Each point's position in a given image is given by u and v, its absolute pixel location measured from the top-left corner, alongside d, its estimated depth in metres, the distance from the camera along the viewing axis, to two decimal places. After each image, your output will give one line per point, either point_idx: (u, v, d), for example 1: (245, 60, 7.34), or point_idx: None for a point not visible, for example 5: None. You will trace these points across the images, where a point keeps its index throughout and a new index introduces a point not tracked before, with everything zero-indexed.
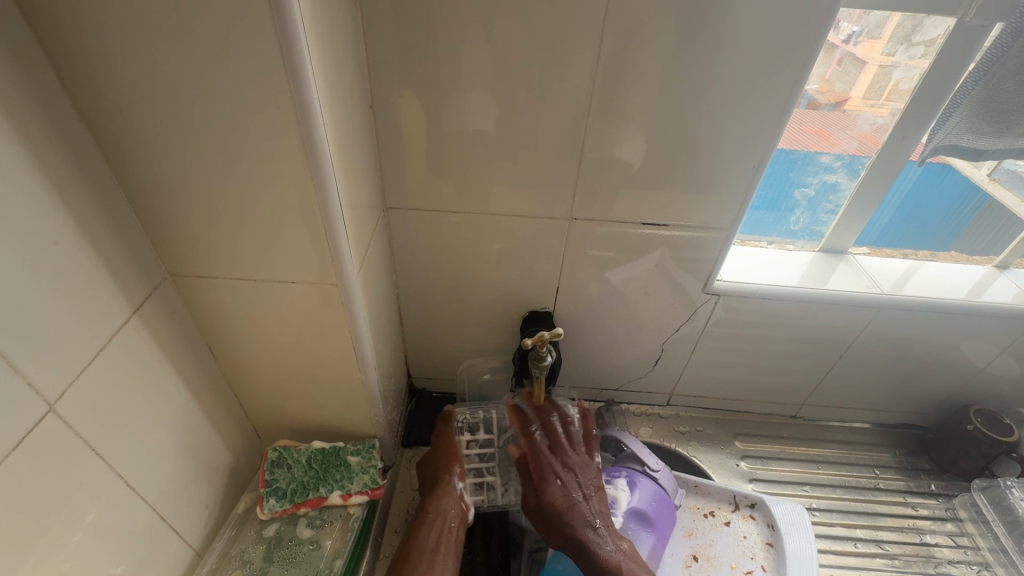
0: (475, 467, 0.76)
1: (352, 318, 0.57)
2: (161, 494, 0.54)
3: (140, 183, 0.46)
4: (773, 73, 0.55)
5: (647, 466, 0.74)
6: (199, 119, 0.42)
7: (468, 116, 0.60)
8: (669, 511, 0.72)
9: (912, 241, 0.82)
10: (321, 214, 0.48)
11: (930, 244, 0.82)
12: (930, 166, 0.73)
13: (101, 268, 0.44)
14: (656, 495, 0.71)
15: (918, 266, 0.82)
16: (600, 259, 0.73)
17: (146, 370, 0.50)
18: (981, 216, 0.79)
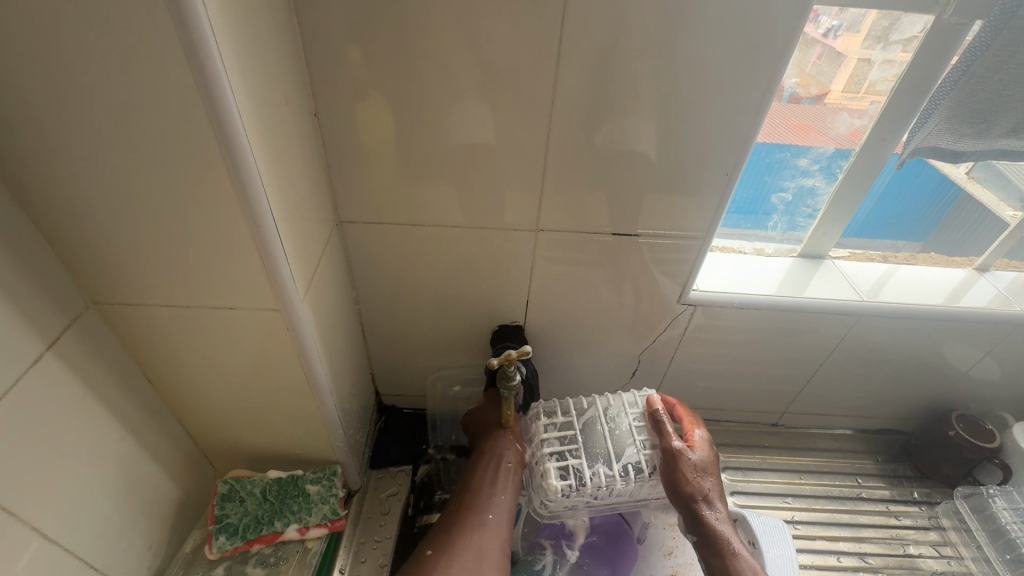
0: (554, 451, 0.65)
1: (302, 342, 0.53)
2: (93, 541, 0.49)
3: (52, 207, 0.41)
4: (745, 75, 0.52)
5: None
6: (107, 134, 0.37)
7: (424, 123, 0.56)
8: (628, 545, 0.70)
9: (889, 236, 0.80)
10: (256, 234, 0.43)
11: (911, 242, 0.81)
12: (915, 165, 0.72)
13: (4, 302, 0.39)
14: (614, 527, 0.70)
15: (894, 269, 0.80)
16: (572, 270, 0.70)
17: (68, 409, 0.46)
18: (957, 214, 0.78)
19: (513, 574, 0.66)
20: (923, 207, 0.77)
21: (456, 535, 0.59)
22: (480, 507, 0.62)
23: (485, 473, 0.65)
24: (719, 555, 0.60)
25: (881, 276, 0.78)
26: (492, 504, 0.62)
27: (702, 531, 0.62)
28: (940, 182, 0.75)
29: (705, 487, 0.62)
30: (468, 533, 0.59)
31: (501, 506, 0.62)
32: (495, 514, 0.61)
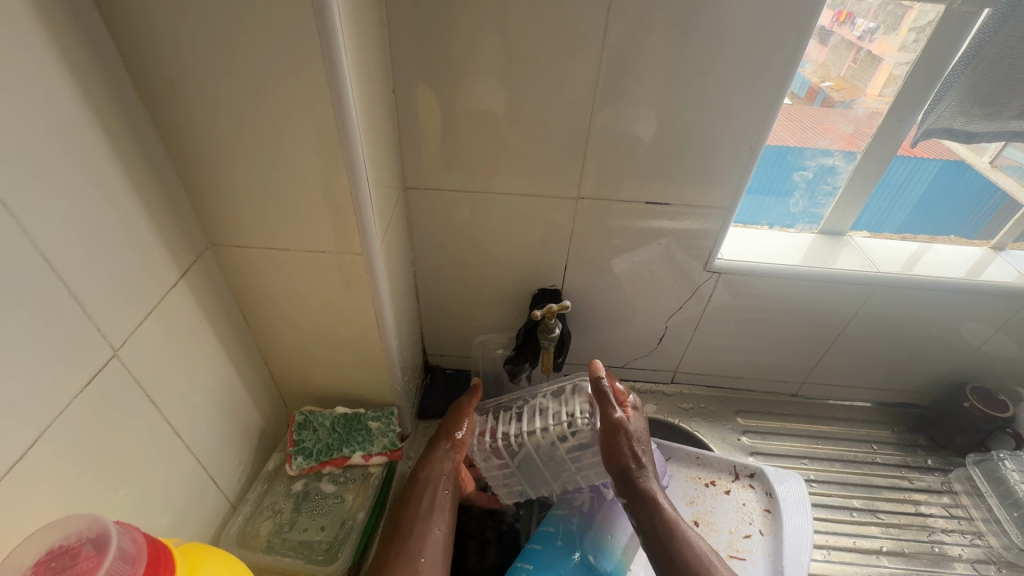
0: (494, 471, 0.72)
1: (374, 286, 0.62)
2: (202, 445, 0.59)
3: (191, 159, 0.51)
4: (768, 58, 0.59)
5: None
6: (243, 98, 0.47)
7: (483, 101, 0.64)
8: None
9: (933, 231, 0.86)
10: (349, 186, 0.52)
11: (954, 233, 0.86)
12: (927, 162, 0.78)
13: (154, 234, 0.49)
14: None
15: (925, 249, 0.85)
16: (607, 238, 0.77)
17: (190, 330, 0.55)
18: (987, 199, 0.83)
19: (554, 510, 0.70)
20: (942, 196, 0.82)
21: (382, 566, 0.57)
22: (407, 544, 0.59)
23: (416, 504, 0.64)
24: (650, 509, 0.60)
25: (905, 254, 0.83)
26: (420, 537, 0.60)
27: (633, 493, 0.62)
28: (959, 175, 0.80)
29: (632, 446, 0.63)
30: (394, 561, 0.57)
31: (432, 530, 0.61)
32: (428, 557, 0.58)
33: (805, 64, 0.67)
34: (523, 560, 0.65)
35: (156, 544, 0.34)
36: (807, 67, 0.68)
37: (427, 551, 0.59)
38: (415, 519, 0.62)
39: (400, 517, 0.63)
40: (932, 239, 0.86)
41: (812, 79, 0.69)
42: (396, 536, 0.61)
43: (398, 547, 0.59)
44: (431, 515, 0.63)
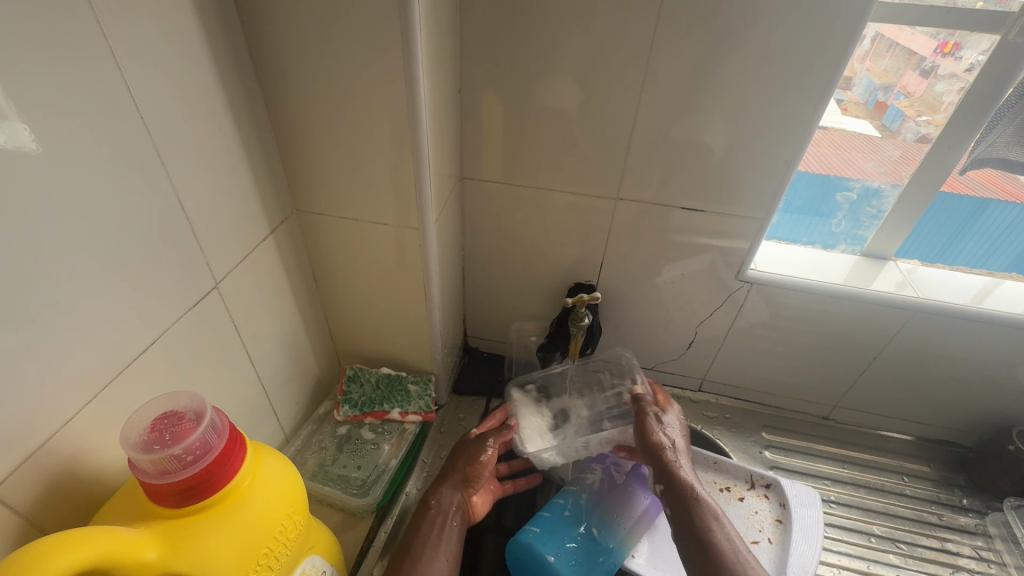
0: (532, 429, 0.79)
1: (425, 259, 0.70)
2: (271, 379, 0.69)
3: (290, 135, 0.61)
4: (806, 75, 0.63)
5: None
6: (334, 84, 0.56)
7: (537, 102, 0.71)
8: None
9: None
10: (413, 166, 0.60)
11: None
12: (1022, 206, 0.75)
13: (254, 192, 0.60)
14: None
15: (997, 283, 0.83)
16: (643, 241, 0.81)
17: (272, 278, 0.66)
18: None
19: (567, 486, 0.75)
20: None
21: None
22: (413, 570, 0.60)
23: (426, 529, 0.65)
24: (686, 502, 0.63)
25: (961, 284, 0.82)
26: (426, 564, 0.61)
27: (670, 480, 0.65)
28: None
29: (665, 440, 0.68)
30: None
31: (437, 561, 0.62)
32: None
33: (901, 96, 0.71)
34: (531, 523, 0.70)
35: (236, 427, 0.42)
36: (902, 99, 0.71)
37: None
38: (423, 545, 0.63)
39: (408, 541, 0.64)
40: (1008, 273, 0.83)
41: (908, 111, 0.71)
42: (405, 558, 0.62)
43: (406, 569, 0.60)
44: (435, 544, 0.64)
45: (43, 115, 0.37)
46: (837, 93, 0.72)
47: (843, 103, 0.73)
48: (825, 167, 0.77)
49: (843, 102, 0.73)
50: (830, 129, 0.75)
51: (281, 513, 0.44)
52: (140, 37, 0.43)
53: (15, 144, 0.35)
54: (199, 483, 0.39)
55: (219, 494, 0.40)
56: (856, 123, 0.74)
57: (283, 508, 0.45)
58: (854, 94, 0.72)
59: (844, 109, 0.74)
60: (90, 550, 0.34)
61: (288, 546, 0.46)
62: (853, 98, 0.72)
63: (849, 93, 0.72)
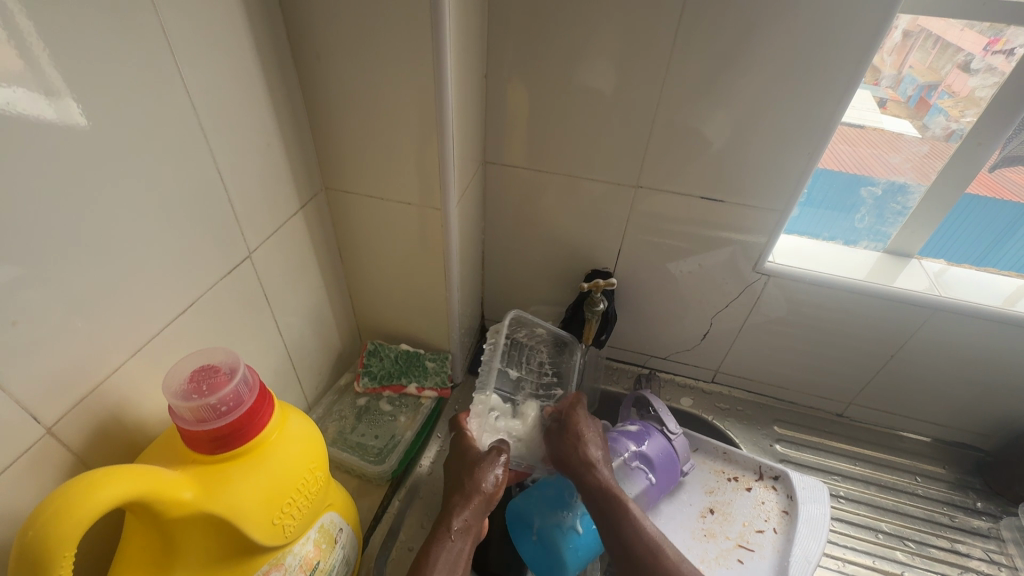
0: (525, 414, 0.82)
1: (446, 240, 0.72)
2: (296, 349, 0.72)
3: (321, 115, 0.64)
4: (833, 66, 0.62)
5: (665, 427, 0.79)
6: (365, 67, 0.58)
7: (561, 89, 0.72)
8: (673, 468, 0.78)
9: None
10: (438, 147, 0.62)
11: None
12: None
13: (286, 168, 0.62)
14: (663, 451, 0.77)
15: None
16: (660, 231, 0.82)
17: (300, 252, 0.69)
18: None
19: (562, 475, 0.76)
20: None
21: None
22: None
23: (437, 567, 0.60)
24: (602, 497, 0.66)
25: (995, 287, 0.79)
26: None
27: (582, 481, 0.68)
28: None
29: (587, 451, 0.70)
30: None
31: None
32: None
33: (945, 95, 0.70)
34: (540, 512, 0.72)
35: (266, 384, 0.45)
36: (946, 98, 0.70)
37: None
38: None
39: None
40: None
41: (952, 111, 0.70)
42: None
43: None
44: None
45: (98, 86, 0.40)
46: (878, 90, 0.73)
47: (882, 101, 0.74)
48: (858, 164, 0.77)
49: (883, 101, 0.74)
50: (868, 127, 0.75)
51: (304, 467, 0.47)
52: (186, 16, 0.46)
53: (64, 121, 0.38)
54: (231, 433, 0.42)
55: (248, 444, 0.43)
56: (895, 122, 0.74)
57: (306, 463, 0.48)
58: (894, 92, 0.73)
59: (884, 108, 0.74)
60: (134, 483, 0.37)
61: (310, 499, 0.49)
62: (893, 95, 0.73)
63: (890, 90, 0.73)
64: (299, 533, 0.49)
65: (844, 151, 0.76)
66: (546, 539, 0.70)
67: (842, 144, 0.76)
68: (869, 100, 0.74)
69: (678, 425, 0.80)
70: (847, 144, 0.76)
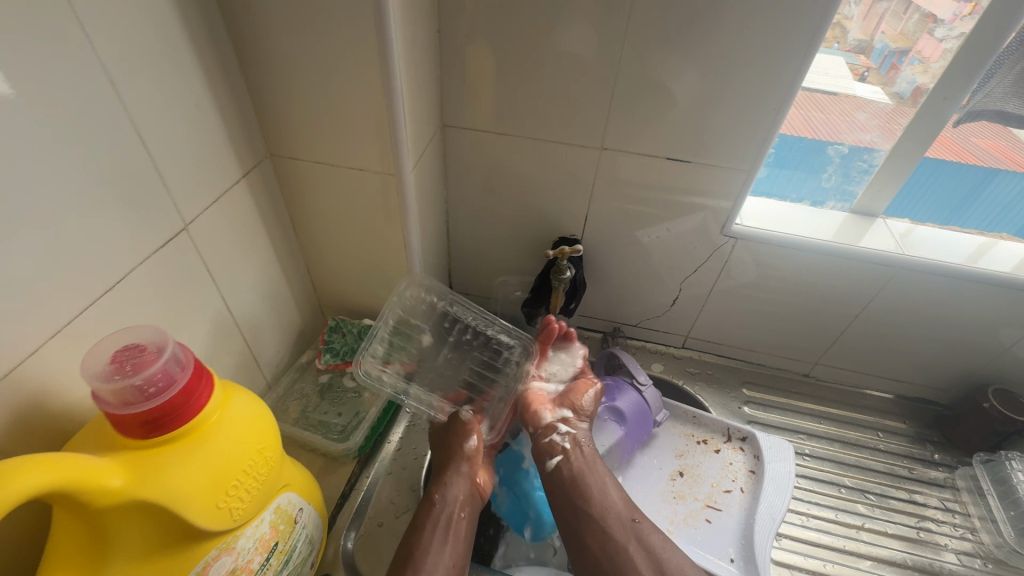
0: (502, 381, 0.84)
1: (404, 208, 0.68)
2: (249, 327, 0.69)
3: (258, 73, 0.59)
4: (800, 17, 0.60)
5: (637, 379, 0.83)
6: (301, 18, 0.53)
7: (519, 44, 0.68)
8: (647, 419, 0.81)
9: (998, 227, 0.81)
10: (388, 107, 0.58)
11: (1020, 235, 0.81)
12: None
13: (221, 133, 0.58)
14: (637, 404, 0.80)
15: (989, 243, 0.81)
16: (626, 195, 0.80)
17: (246, 224, 0.64)
18: None
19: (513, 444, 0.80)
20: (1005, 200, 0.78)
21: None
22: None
23: (430, 530, 0.63)
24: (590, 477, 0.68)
25: (955, 244, 0.80)
26: (431, 568, 0.59)
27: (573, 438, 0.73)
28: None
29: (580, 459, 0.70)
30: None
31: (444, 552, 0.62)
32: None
33: (916, 61, 0.68)
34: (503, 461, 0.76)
35: (201, 361, 0.42)
36: (917, 65, 0.68)
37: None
38: (426, 548, 0.61)
39: (412, 543, 0.62)
40: (997, 234, 0.81)
41: (921, 77, 0.69)
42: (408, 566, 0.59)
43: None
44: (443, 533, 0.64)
45: None
46: (849, 56, 0.71)
47: (855, 68, 0.72)
48: (830, 132, 0.76)
49: (855, 67, 0.72)
50: (841, 95, 0.73)
51: (251, 448, 0.45)
52: None
53: None
54: (164, 416, 0.39)
55: (186, 427, 0.41)
56: (869, 90, 0.73)
57: (253, 444, 0.45)
58: (867, 60, 0.71)
59: (856, 75, 0.72)
60: (55, 473, 0.34)
61: (259, 481, 0.46)
62: (867, 64, 0.71)
63: (863, 58, 0.71)
64: (250, 516, 0.47)
65: (819, 120, 0.75)
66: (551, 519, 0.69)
67: (816, 112, 0.75)
68: (844, 68, 0.72)
69: (647, 376, 0.83)
70: (821, 113, 0.75)
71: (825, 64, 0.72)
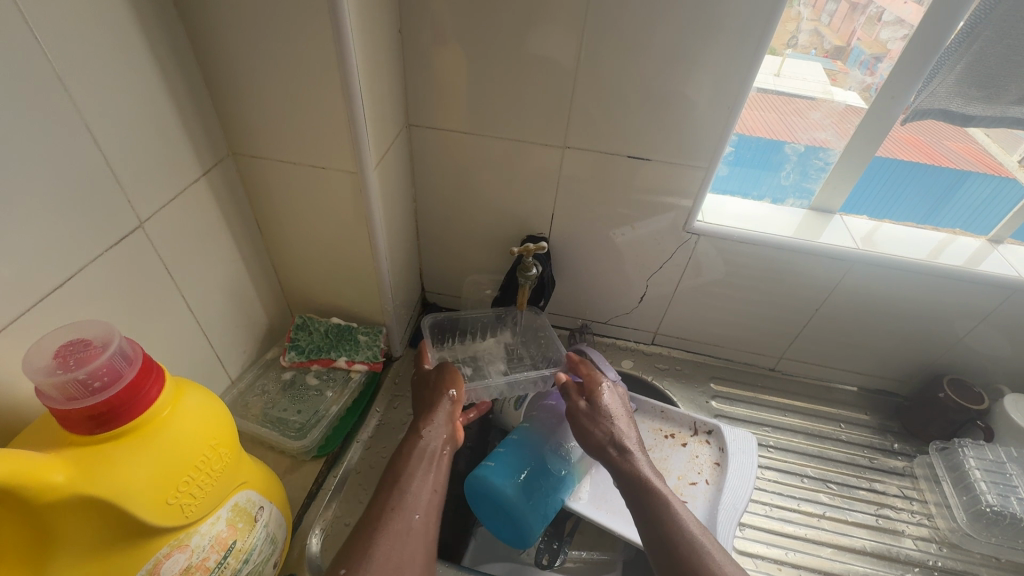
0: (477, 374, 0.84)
1: (368, 205, 0.68)
2: (212, 325, 0.69)
3: (217, 70, 0.59)
4: (750, 17, 0.62)
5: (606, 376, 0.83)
6: (257, 15, 0.54)
7: (481, 43, 0.69)
8: None
9: (947, 222, 0.84)
10: (348, 105, 0.59)
11: (969, 230, 0.84)
12: (999, 181, 0.79)
13: (180, 129, 0.58)
14: None
15: (945, 240, 0.83)
16: (590, 193, 0.81)
17: (207, 221, 0.64)
18: (1003, 198, 0.80)
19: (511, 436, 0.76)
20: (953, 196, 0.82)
21: (377, 524, 0.55)
22: (402, 498, 0.58)
23: (415, 461, 0.63)
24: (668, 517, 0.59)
25: (909, 239, 0.82)
26: (415, 494, 0.59)
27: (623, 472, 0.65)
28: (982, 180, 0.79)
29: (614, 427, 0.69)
30: (388, 524, 0.55)
31: (415, 518, 0.57)
32: (423, 514, 0.58)
33: (888, 66, 0.69)
34: (487, 458, 0.72)
35: (150, 356, 0.42)
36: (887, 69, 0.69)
37: (422, 509, 0.58)
38: (412, 475, 0.60)
39: (396, 471, 0.61)
40: (949, 229, 0.85)
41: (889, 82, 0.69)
42: (393, 490, 0.59)
43: (395, 500, 0.58)
44: (421, 482, 0.61)
45: None
46: (825, 62, 0.74)
47: (832, 73, 0.75)
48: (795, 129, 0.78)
49: (832, 72, 0.74)
50: (818, 99, 0.76)
51: (204, 443, 0.45)
52: None
53: None
54: (110, 411, 0.39)
55: (134, 422, 0.40)
56: (845, 95, 0.74)
57: (205, 438, 0.45)
58: (844, 65, 0.73)
59: (834, 80, 0.75)
60: None
61: (212, 477, 0.46)
62: (843, 68, 0.73)
63: (840, 63, 0.73)
64: (202, 514, 0.46)
65: (794, 121, 0.78)
66: (517, 517, 0.68)
67: (795, 117, 0.78)
68: (820, 73, 0.75)
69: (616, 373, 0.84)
70: (800, 117, 0.78)
71: (804, 70, 0.75)
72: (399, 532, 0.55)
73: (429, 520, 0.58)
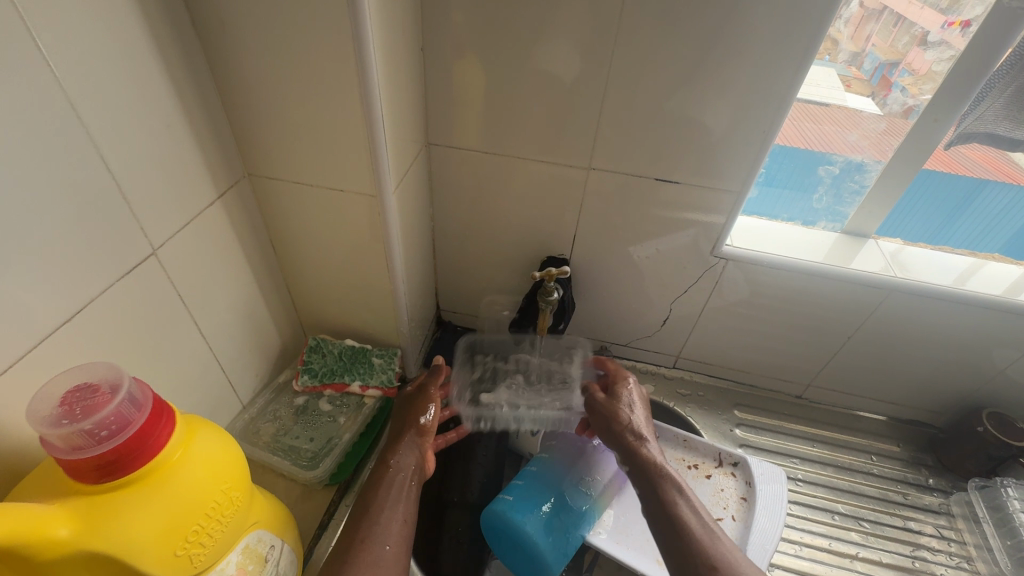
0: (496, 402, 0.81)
1: (385, 228, 0.66)
2: (225, 350, 0.67)
3: (233, 91, 0.57)
4: (787, 39, 0.59)
5: None
6: (277, 37, 0.52)
7: (504, 62, 0.67)
8: None
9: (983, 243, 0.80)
10: (367, 127, 0.57)
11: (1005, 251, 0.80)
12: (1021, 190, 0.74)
13: (195, 153, 0.56)
14: None
15: (980, 263, 0.79)
16: (614, 215, 0.78)
17: (222, 245, 0.62)
18: None
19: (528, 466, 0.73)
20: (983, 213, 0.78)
21: (345, 557, 0.53)
22: (371, 529, 0.55)
23: (384, 489, 0.60)
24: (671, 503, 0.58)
25: (948, 266, 0.79)
26: (386, 525, 0.56)
27: (633, 460, 0.64)
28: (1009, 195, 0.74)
29: (629, 419, 0.67)
30: (356, 556, 0.53)
31: (387, 551, 0.54)
32: (393, 545, 0.55)
33: (905, 74, 0.68)
34: (504, 492, 0.69)
35: (161, 398, 0.40)
36: (906, 77, 0.68)
37: (392, 539, 0.55)
38: (382, 506, 0.58)
39: (366, 501, 0.59)
40: (991, 253, 0.80)
41: (911, 91, 0.68)
42: (362, 520, 0.56)
43: (365, 531, 0.55)
44: (393, 508, 0.58)
45: None
46: (840, 68, 0.71)
47: (846, 79, 0.72)
48: (824, 143, 0.75)
49: (846, 78, 0.71)
50: (833, 106, 0.72)
51: (215, 489, 0.43)
52: None
53: None
54: (118, 459, 0.37)
55: (142, 470, 0.38)
56: (858, 100, 0.72)
57: (217, 483, 0.43)
58: (858, 71, 0.71)
59: (848, 86, 0.72)
60: None
61: (224, 522, 0.44)
62: (858, 75, 0.71)
63: (854, 69, 0.71)
64: (212, 560, 0.44)
65: (811, 129, 0.74)
66: (534, 556, 0.65)
67: (808, 122, 0.73)
68: (836, 79, 0.72)
69: None
70: (812, 122, 0.73)
71: (818, 76, 0.71)
72: (367, 564, 0.52)
73: (401, 551, 0.55)
